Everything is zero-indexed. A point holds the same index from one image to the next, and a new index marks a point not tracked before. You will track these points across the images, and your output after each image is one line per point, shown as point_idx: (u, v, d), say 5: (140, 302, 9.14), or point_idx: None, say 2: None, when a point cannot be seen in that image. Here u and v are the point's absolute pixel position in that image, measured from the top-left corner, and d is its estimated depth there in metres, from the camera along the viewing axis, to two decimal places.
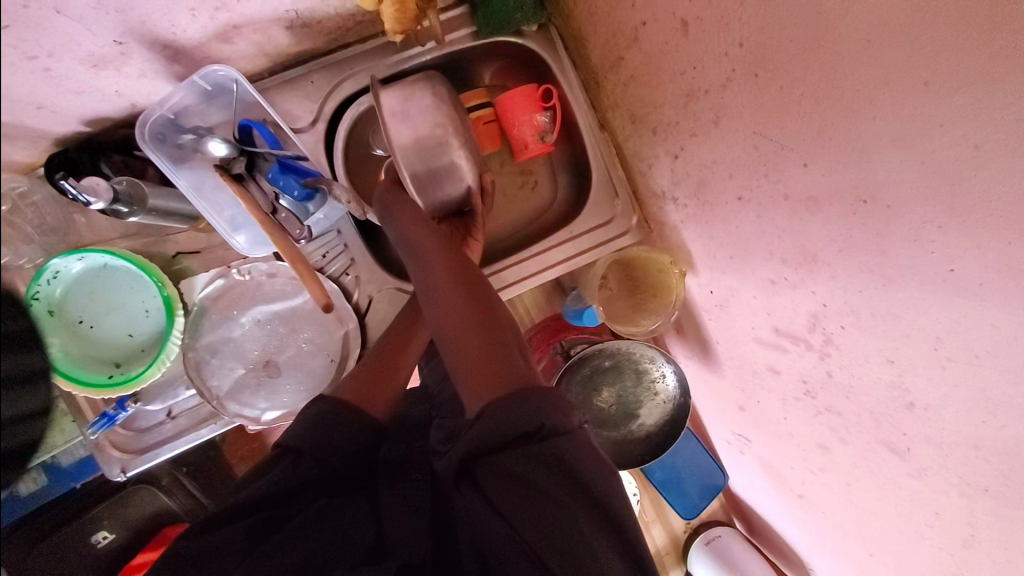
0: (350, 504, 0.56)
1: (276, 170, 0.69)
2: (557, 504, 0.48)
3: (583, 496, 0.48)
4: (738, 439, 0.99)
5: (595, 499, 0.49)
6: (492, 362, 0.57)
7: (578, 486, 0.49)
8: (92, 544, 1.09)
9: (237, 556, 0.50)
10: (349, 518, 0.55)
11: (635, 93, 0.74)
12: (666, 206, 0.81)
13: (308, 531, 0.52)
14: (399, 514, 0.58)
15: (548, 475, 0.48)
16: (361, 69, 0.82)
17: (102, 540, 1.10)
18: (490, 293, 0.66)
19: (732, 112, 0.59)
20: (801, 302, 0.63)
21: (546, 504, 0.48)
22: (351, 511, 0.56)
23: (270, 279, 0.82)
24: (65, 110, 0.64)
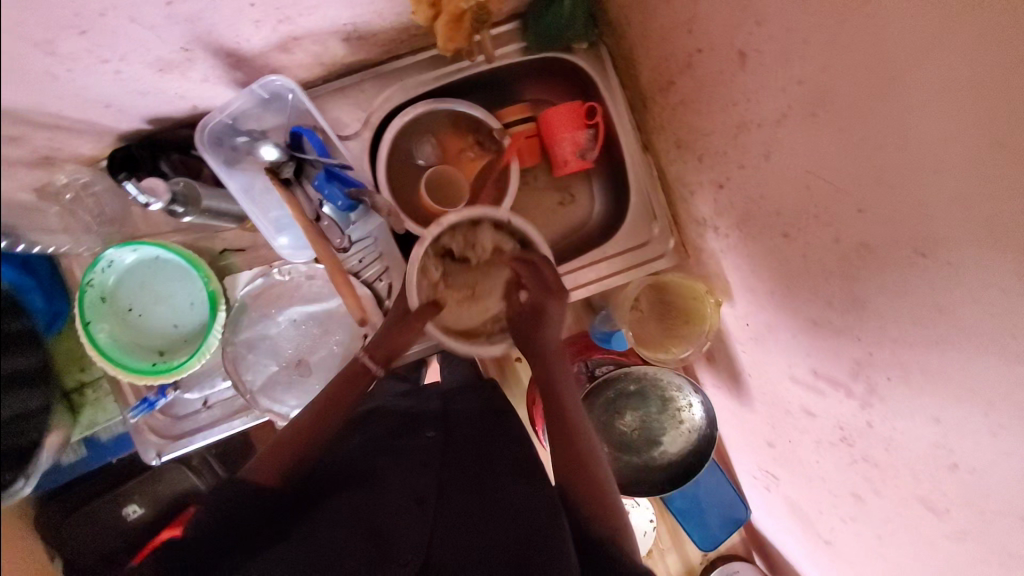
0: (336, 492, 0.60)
1: (323, 177, 0.71)
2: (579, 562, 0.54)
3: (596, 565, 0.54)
4: (765, 476, 0.96)
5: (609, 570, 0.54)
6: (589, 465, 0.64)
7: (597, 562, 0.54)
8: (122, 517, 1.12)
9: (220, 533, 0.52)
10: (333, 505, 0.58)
11: (683, 118, 0.72)
12: (707, 234, 0.79)
13: (310, 529, 0.55)
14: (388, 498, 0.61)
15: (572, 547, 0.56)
16: (411, 81, 0.83)
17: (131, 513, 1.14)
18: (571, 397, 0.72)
19: (786, 148, 0.57)
20: (844, 347, 0.61)
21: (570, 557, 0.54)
22: (357, 502, 0.59)
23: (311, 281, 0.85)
24: (128, 107, 0.68)
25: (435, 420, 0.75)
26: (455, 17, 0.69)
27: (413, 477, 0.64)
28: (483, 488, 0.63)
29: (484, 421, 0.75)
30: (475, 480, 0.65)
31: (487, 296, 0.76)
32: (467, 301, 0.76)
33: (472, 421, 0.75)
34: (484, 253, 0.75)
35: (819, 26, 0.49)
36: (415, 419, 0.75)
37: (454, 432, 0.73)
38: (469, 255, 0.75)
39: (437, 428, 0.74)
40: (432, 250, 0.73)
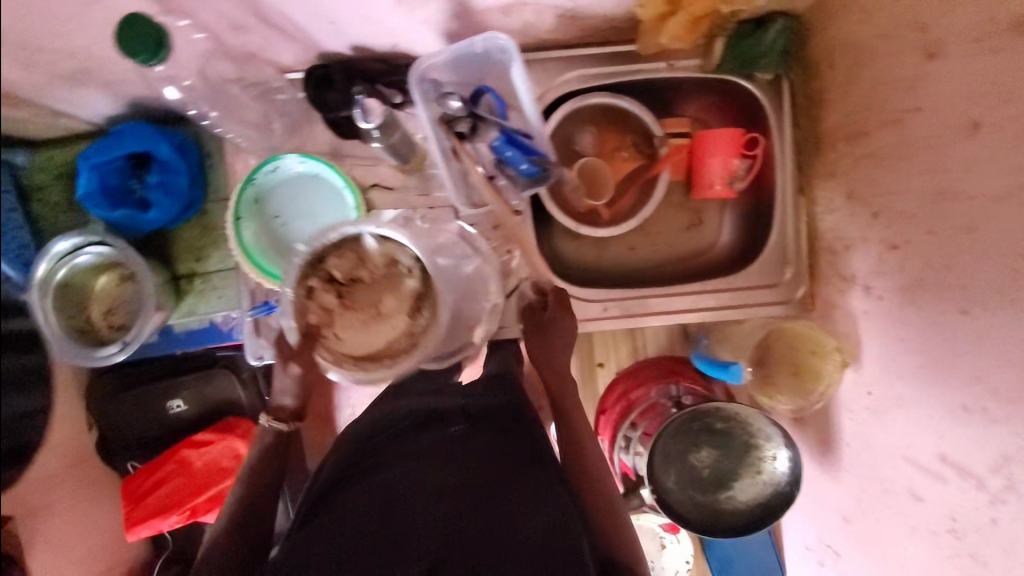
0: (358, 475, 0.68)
1: (502, 138, 0.72)
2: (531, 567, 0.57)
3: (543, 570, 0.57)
4: (823, 550, 0.93)
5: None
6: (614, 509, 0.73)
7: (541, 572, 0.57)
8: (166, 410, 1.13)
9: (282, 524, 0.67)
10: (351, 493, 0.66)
11: (868, 173, 0.72)
12: (852, 292, 0.78)
13: (342, 519, 0.62)
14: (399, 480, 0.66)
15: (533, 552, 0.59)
16: (595, 69, 0.84)
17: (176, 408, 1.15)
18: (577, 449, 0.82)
19: (996, 226, 0.56)
20: (993, 439, 0.59)
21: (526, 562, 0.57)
22: (382, 489, 0.64)
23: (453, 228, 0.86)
24: (348, 27, 0.70)
25: (458, 415, 0.76)
26: (693, 19, 0.74)
27: (432, 470, 0.66)
28: (496, 492, 0.64)
29: (505, 427, 0.76)
30: (488, 479, 0.65)
31: (394, 311, 0.60)
32: (370, 321, 0.60)
33: (490, 415, 0.77)
34: (378, 269, 0.61)
35: None
36: (442, 412, 0.77)
37: (479, 426, 0.74)
38: (361, 273, 0.61)
39: (462, 422, 0.75)
40: (315, 273, 0.61)
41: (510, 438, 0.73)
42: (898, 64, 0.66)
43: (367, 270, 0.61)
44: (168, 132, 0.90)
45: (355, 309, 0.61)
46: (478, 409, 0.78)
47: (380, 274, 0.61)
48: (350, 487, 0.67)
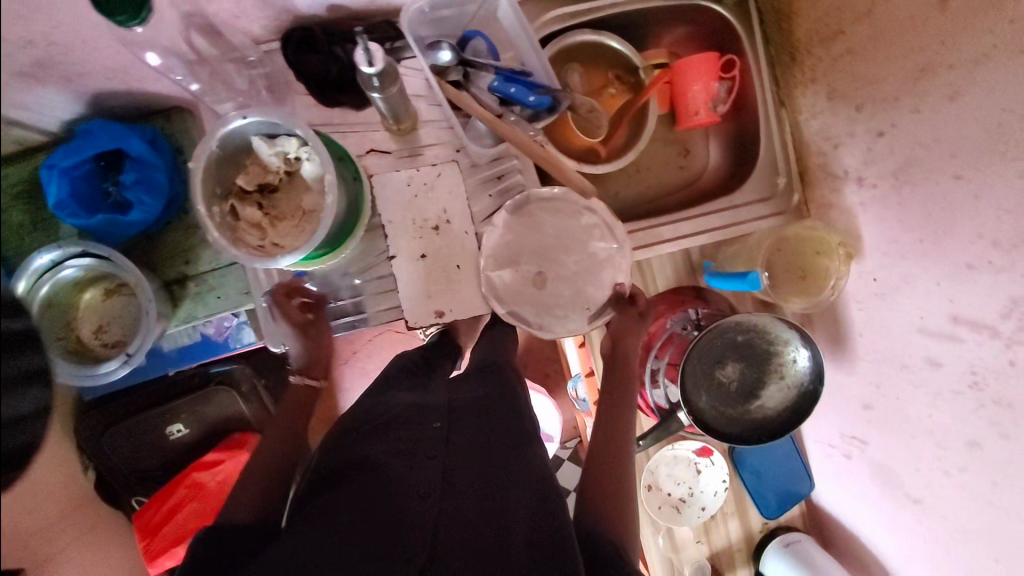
0: (353, 481, 0.65)
1: (501, 79, 0.73)
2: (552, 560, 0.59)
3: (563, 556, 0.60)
4: (848, 442, 0.99)
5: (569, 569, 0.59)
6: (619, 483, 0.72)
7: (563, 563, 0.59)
8: (169, 434, 1.18)
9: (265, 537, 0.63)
10: (350, 495, 0.64)
11: (845, 70, 0.76)
12: (845, 188, 0.82)
13: (328, 527, 0.61)
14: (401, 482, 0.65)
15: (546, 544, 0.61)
16: (571, 8, 0.85)
17: (176, 432, 1.18)
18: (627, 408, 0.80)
19: (980, 88, 0.61)
20: (1000, 287, 0.65)
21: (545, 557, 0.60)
22: (367, 492, 0.63)
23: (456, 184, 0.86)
24: None
25: (439, 411, 0.75)
26: None
27: (414, 473, 0.66)
28: (484, 494, 0.66)
29: (490, 420, 0.75)
30: (483, 473, 0.69)
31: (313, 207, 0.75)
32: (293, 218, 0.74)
33: (476, 411, 0.76)
34: (280, 168, 0.74)
35: None
36: (425, 407, 0.75)
37: (461, 424, 0.74)
38: (269, 181, 0.74)
39: (443, 418, 0.75)
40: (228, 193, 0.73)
41: (492, 420, 0.75)
42: None
43: (272, 179, 0.75)
44: (137, 130, 0.85)
45: (280, 216, 0.75)
46: (466, 404, 0.77)
47: (294, 180, 0.76)
48: (334, 490, 0.65)
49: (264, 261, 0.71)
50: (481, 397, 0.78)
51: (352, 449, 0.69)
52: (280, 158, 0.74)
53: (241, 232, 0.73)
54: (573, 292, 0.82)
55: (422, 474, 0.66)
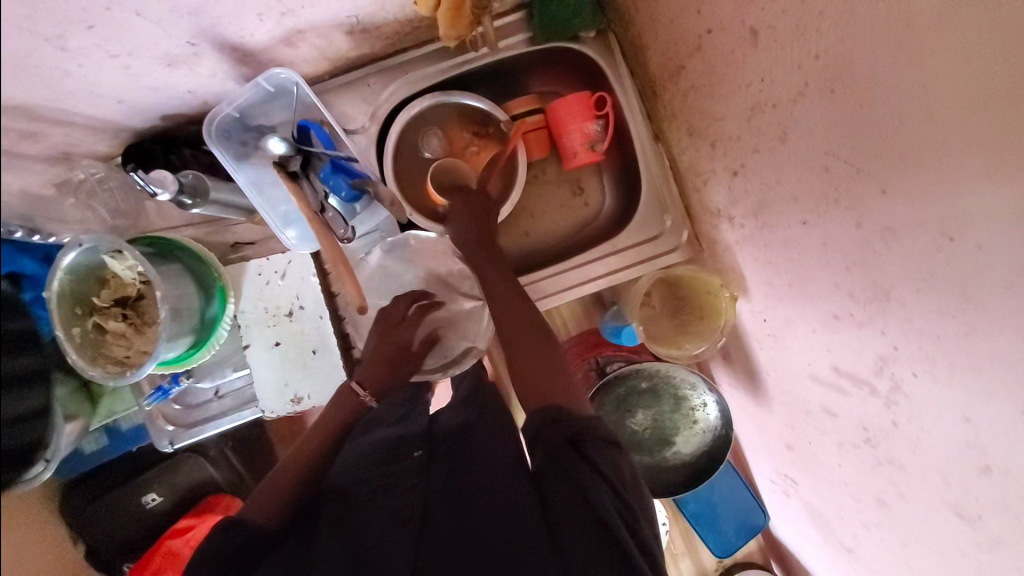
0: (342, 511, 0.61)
1: (328, 169, 0.71)
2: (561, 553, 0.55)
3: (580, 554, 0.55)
4: (783, 480, 0.91)
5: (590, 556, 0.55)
6: (557, 391, 0.68)
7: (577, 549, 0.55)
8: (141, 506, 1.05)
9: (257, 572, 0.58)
10: (341, 530, 0.59)
11: (695, 105, 0.70)
12: (721, 226, 0.76)
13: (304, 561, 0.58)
14: (383, 520, 0.60)
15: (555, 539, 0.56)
16: (417, 72, 0.83)
17: (151, 502, 1.06)
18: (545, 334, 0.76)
19: (802, 129, 0.54)
20: (866, 342, 0.57)
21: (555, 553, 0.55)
22: (353, 523, 0.59)
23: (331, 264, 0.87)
24: (134, 102, 0.70)
25: (421, 439, 0.69)
26: (455, 8, 0.70)
27: (392, 500, 0.62)
28: (452, 491, 0.65)
29: (473, 437, 0.71)
30: (476, 492, 0.64)
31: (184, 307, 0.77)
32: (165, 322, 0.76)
33: (461, 437, 0.71)
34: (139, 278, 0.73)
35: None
36: (403, 436, 0.69)
37: (443, 448, 0.70)
38: (129, 293, 0.72)
39: (425, 445, 0.69)
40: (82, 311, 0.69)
41: (484, 440, 0.70)
42: None
43: (132, 290, 0.72)
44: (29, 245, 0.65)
45: (146, 322, 0.75)
46: (446, 429, 0.74)
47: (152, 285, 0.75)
48: (314, 536, 0.60)
49: (124, 377, 0.72)
50: (461, 420, 0.75)
51: (343, 469, 0.66)
52: (136, 272, 0.71)
53: (107, 346, 0.72)
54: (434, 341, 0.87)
55: (400, 501, 0.62)
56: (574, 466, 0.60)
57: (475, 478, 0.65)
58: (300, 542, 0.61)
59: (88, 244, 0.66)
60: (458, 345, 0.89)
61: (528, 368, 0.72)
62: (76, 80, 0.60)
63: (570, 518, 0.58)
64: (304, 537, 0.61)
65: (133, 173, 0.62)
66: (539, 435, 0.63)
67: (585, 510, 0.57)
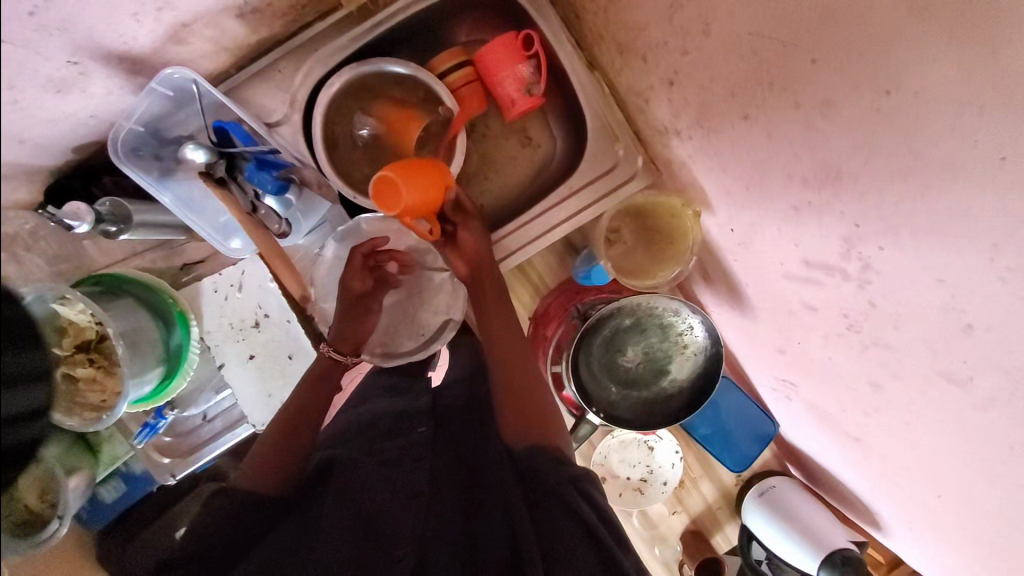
0: (354, 477, 0.67)
1: (252, 166, 0.71)
2: (561, 527, 0.61)
3: (573, 530, 0.61)
4: (784, 385, 0.90)
5: (586, 527, 0.62)
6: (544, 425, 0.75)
7: (574, 515, 0.62)
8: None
9: (268, 524, 0.59)
10: (355, 492, 0.65)
11: (619, 18, 0.66)
12: (672, 142, 0.73)
13: (315, 518, 0.61)
14: (389, 493, 0.67)
15: (552, 512, 0.63)
16: (328, 48, 0.78)
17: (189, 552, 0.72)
18: (534, 370, 0.84)
19: (723, 14, 0.51)
20: (829, 227, 0.55)
21: (555, 527, 0.61)
22: (362, 486, 0.66)
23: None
24: (55, 141, 0.66)
25: (425, 417, 0.80)
26: None
27: (405, 477, 0.69)
28: (463, 489, 0.70)
29: (475, 412, 0.81)
30: (473, 474, 0.71)
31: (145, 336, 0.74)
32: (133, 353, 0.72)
33: (459, 415, 0.81)
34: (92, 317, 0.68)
35: None
36: (410, 414, 0.80)
37: (445, 426, 0.79)
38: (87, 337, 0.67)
39: (427, 424, 0.79)
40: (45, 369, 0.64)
41: (479, 423, 0.79)
42: None
43: (91, 333, 0.66)
44: None
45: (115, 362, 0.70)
46: (451, 408, 0.82)
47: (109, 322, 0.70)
48: (322, 491, 0.65)
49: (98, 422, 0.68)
50: (460, 393, 0.84)
51: (354, 440, 0.73)
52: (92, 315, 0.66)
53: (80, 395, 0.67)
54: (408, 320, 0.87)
55: (411, 474, 0.70)
56: (571, 496, 0.64)
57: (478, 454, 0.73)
58: (308, 513, 0.62)
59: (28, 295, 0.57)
60: (433, 322, 0.88)
61: (524, 385, 0.80)
62: None
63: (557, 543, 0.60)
64: (316, 501, 0.63)
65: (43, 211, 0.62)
66: (540, 468, 0.68)
67: (572, 518, 0.62)
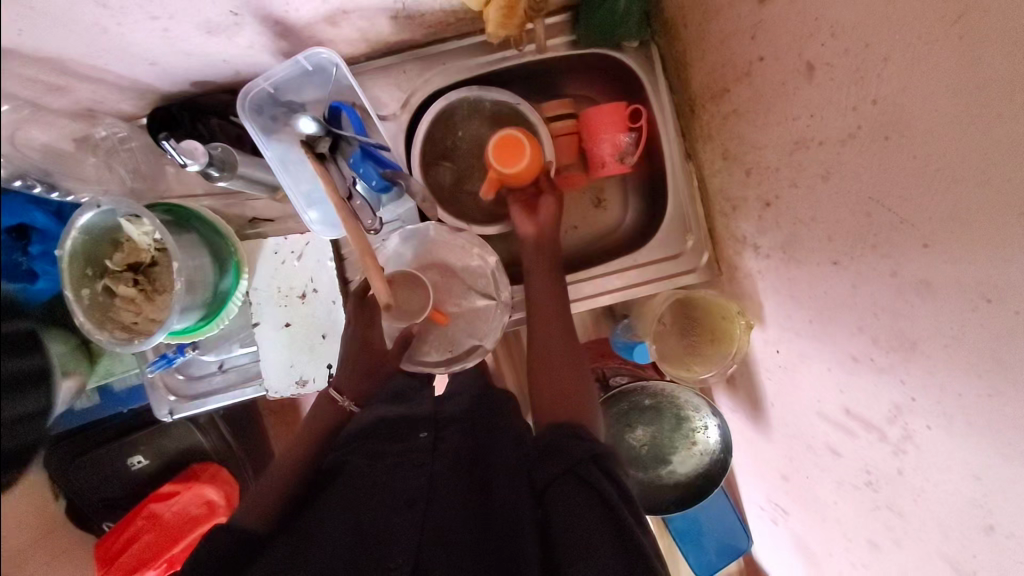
0: (358, 477, 0.68)
1: (359, 156, 0.70)
2: (586, 519, 0.56)
3: (602, 510, 0.57)
4: (773, 508, 0.92)
5: (612, 512, 0.57)
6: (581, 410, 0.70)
7: (599, 499, 0.58)
8: (127, 467, 1.09)
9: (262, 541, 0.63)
10: (354, 500, 0.65)
11: (735, 130, 0.70)
12: (746, 253, 0.76)
13: (310, 536, 0.63)
14: (388, 498, 0.65)
15: (582, 501, 0.57)
16: (454, 65, 0.82)
17: (136, 464, 1.09)
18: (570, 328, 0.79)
19: (847, 171, 0.54)
20: (883, 388, 0.58)
21: (581, 521, 0.56)
22: (351, 496, 0.66)
23: (347, 251, 0.88)
24: (170, 68, 0.69)
25: (427, 421, 0.74)
26: (509, 6, 0.68)
27: (399, 487, 0.66)
28: (463, 509, 0.64)
29: (474, 409, 0.78)
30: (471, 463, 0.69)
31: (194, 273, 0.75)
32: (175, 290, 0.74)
33: (465, 417, 0.76)
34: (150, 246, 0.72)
35: (903, 43, 0.45)
36: (409, 419, 0.75)
37: (448, 432, 0.73)
38: (143, 259, 0.72)
39: (431, 427, 0.74)
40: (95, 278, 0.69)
41: (483, 413, 0.76)
42: (738, 12, 0.63)
43: (146, 256, 0.72)
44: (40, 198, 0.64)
45: (158, 290, 0.73)
46: (451, 411, 0.77)
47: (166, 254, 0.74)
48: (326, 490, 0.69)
49: (135, 344, 0.70)
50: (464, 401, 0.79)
51: (363, 444, 0.71)
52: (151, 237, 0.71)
53: (115, 311, 0.69)
54: (441, 332, 0.85)
55: (409, 481, 0.66)
56: (591, 474, 0.60)
57: (470, 437, 0.73)
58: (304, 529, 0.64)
59: (106, 206, 0.67)
60: (464, 342, 0.85)
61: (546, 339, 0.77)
62: (112, 38, 0.59)
63: (581, 548, 0.55)
64: (313, 513, 0.66)
65: (164, 141, 0.60)
66: (559, 444, 0.63)
67: (592, 496, 0.58)
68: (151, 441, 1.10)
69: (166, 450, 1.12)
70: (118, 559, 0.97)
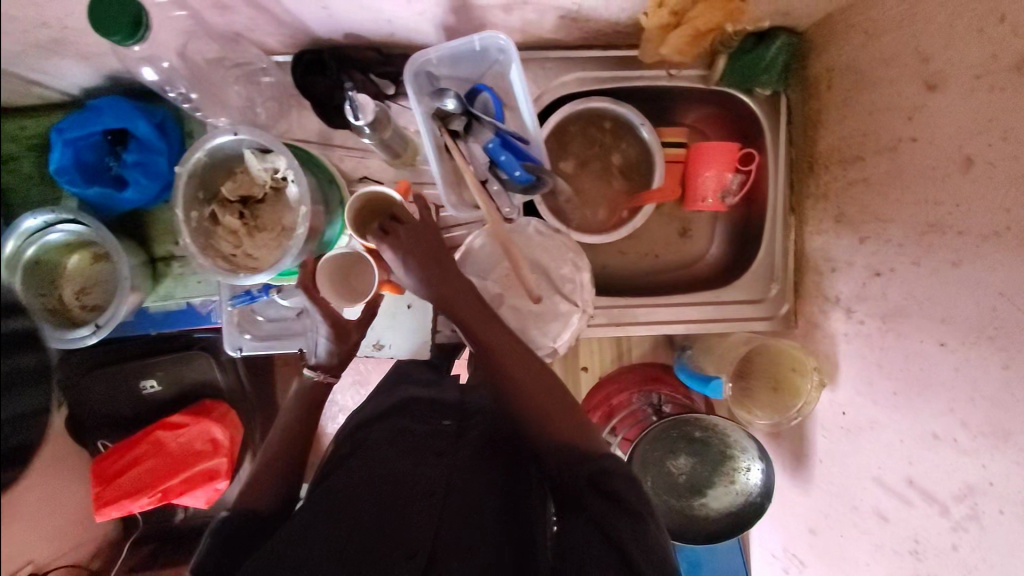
0: (377, 452, 0.68)
1: (497, 143, 0.69)
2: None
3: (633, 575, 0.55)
4: (789, 558, 0.95)
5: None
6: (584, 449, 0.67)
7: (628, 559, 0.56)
8: (141, 390, 1.04)
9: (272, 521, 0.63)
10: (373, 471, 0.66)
11: (859, 198, 0.73)
12: (834, 314, 0.80)
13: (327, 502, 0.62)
14: (408, 475, 0.66)
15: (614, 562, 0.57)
16: (593, 73, 0.83)
17: (150, 389, 1.04)
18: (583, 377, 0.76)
19: (981, 265, 0.57)
20: (959, 467, 0.61)
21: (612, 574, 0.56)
22: (367, 471, 0.65)
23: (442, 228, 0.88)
24: (339, 16, 0.69)
25: (452, 411, 0.78)
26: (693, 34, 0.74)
27: (421, 471, 0.67)
28: (478, 506, 0.66)
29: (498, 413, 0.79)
30: (490, 463, 0.71)
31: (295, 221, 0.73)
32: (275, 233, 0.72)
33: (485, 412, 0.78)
34: (263, 184, 0.72)
35: None
36: (438, 406, 0.79)
37: (472, 423, 0.76)
38: (254, 194, 0.72)
39: (455, 416, 0.77)
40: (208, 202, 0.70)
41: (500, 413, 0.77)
42: (900, 91, 0.66)
43: (257, 191, 0.72)
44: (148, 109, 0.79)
45: (260, 228, 0.72)
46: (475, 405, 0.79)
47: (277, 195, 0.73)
48: (342, 468, 0.67)
49: (235, 275, 0.69)
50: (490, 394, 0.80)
51: (385, 422, 0.73)
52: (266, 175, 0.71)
53: (216, 239, 0.71)
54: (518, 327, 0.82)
55: (428, 469, 0.68)
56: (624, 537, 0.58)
57: (489, 435, 0.75)
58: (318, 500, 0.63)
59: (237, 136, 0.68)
60: (537, 340, 0.81)
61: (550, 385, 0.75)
62: None
63: None
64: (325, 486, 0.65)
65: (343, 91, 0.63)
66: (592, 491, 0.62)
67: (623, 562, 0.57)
68: (172, 369, 1.04)
69: (183, 381, 1.06)
70: (117, 480, 0.94)
